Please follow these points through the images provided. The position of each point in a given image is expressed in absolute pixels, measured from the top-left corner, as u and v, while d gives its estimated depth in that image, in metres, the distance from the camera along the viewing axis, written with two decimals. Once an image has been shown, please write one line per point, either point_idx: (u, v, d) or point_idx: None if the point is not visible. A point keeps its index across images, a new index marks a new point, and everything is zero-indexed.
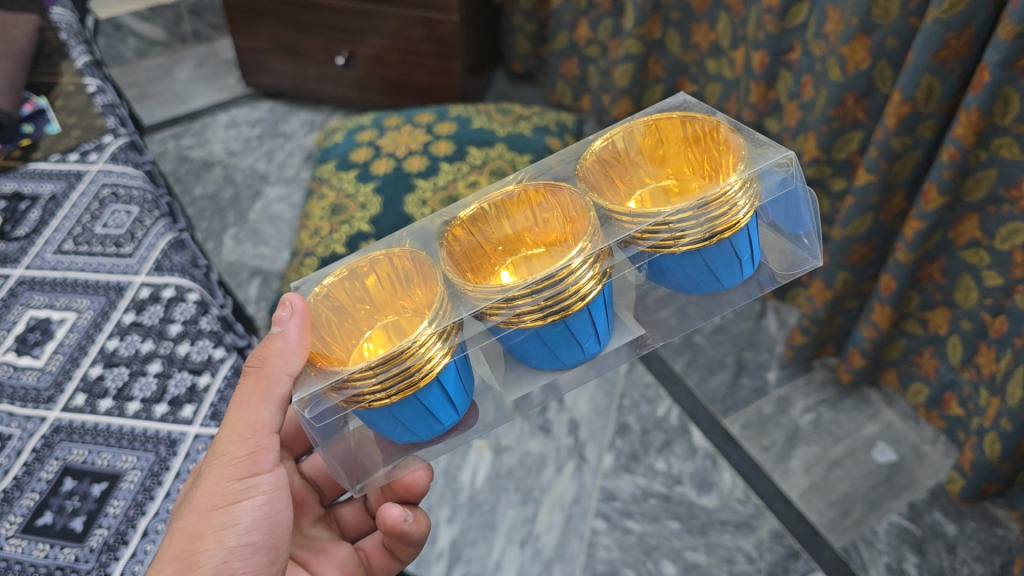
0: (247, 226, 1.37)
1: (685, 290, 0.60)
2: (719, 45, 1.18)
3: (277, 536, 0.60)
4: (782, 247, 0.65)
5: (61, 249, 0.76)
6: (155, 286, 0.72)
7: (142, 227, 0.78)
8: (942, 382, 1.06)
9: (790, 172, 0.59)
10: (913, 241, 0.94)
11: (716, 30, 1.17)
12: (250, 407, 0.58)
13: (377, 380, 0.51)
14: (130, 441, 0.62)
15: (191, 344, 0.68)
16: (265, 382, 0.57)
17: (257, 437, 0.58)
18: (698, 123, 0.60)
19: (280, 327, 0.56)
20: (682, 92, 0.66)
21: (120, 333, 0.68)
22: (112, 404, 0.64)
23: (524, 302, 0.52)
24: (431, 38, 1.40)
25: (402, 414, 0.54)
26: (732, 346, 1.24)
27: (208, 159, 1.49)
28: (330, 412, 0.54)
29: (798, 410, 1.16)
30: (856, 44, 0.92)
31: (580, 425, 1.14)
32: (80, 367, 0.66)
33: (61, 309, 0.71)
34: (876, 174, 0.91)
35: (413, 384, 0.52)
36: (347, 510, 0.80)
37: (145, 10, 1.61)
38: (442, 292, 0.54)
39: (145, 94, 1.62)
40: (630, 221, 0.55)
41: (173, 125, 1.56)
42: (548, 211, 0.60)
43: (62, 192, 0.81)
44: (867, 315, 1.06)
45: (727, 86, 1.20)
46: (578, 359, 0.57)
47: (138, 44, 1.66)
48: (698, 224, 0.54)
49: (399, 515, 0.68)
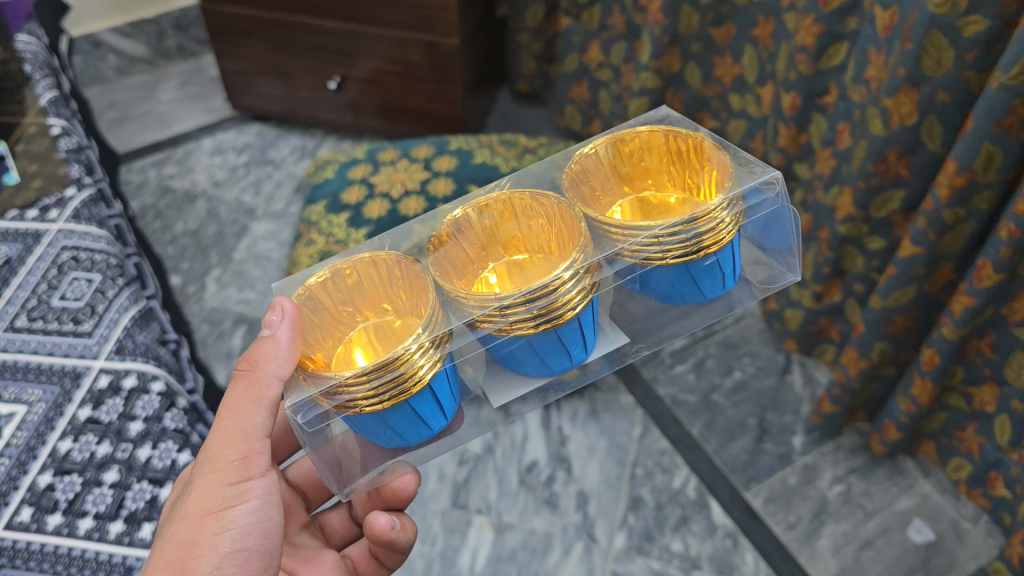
0: (232, 267, 1.28)
1: (664, 298, 0.58)
2: (743, 79, 1.06)
3: (269, 542, 0.58)
4: (756, 258, 0.63)
5: (12, 325, 0.61)
6: (114, 374, 0.57)
7: (103, 299, 0.63)
8: (987, 461, 0.96)
9: (775, 191, 0.56)
10: (961, 317, 0.83)
11: (742, 63, 1.05)
12: (242, 413, 0.56)
13: (372, 387, 0.48)
14: (79, 568, 0.47)
15: (155, 447, 0.54)
16: (256, 386, 0.55)
17: (249, 444, 0.56)
18: (683, 138, 0.59)
19: (271, 331, 0.54)
20: (666, 107, 0.64)
21: (74, 432, 0.54)
22: (61, 522, 0.49)
23: (519, 311, 0.51)
24: (427, 61, 1.29)
25: (394, 422, 0.52)
26: (754, 406, 1.13)
27: (191, 191, 1.39)
28: (319, 418, 0.51)
29: (826, 481, 1.06)
30: (901, 96, 0.80)
31: (589, 498, 1.05)
32: (27, 474, 0.51)
33: (7, 400, 0.55)
34: (923, 247, 0.81)
35: (406, 390, 0.49)
36: (333, 517, 0.77)
37: (125, 25, 1.51)
38: (434, 296, 0.52)
39: (125, 117, 1.52)
40: (620, 235, 0.53)
41: (154, 151, 1.46)
42: (537, 217, 0.58)
43: (17, 254, 0.66)
44: (905, 387, 0.96)
45: (751, 124, 1.09)
46: (564, 366, 0.56)
47: (118, 61, 1.56)
48: (686, 238, 0.53)
49: (388, 524, 0.65)
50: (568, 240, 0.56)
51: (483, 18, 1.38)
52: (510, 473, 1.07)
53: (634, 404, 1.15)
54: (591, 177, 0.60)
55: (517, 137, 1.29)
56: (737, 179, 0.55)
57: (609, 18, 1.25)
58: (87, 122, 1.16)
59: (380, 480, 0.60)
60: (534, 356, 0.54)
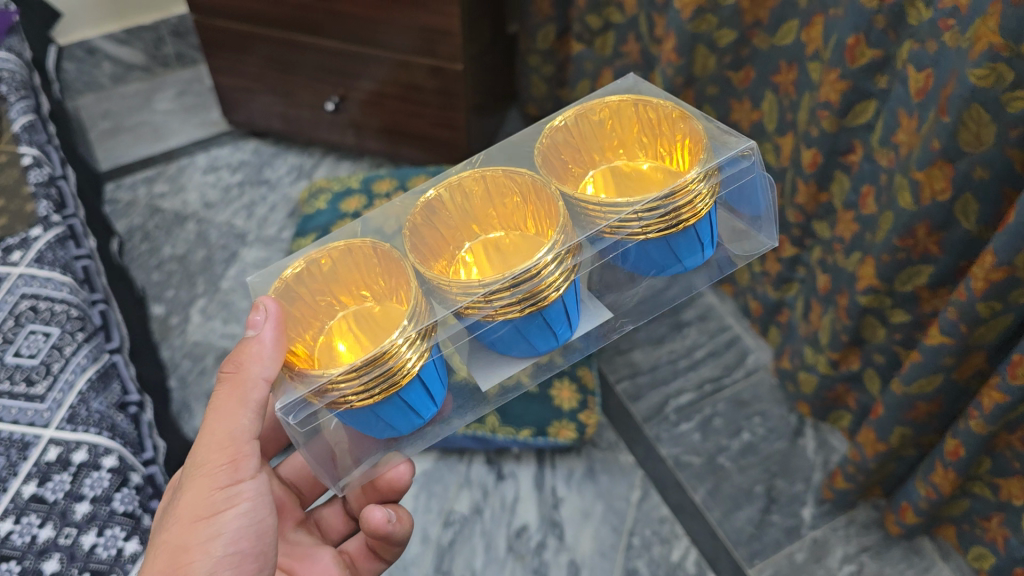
0: (218, 297, 1.22)
1: (648, 273, 0.61)
2: (762, 126, 0.98)
3: (264, 543, 0.59)
4: (735, 224, 0.66)
5: None
6: None
7: None
8: (1013, 556, 0.88)
9: (751, 161, 0.59)
10: (991, 412, 0.76)
11: (761, 109, 0.97)
12: (229, 416, 0.57)
13: (361, 382, 0.51)
14: None
15: None
16: (239, 388, 0.56)
17: (236, 447, 0.57)
18: (654, 110, 0.61)
19: (255, 331, 0.54)
20: (632, 75, 0.67)
21: None
22: None
23: (504, 296, 0.53)
24: (430, 85, 1.22)
25: (386, 413, 0.55)
26: (762, 472, 1.06)
27: (182, 211, 1.33)
28: (312, 417, 0.54)
29: (836, 560, 0.98)
30: (934, 170, 0.73)
31: (580, 569, 0.98)
32: None
33: None
34: (952, 338, 0.74)
35: (395, 382, 0.53)
36: (328, 514, 0.77)
37: (121, 32, 1.45)
38: (417, 285, 0.55)
39: (118, 128, 1.46)
40: (600, 214, 0.56)
41: (146, 166, 1.40)
42: (514, 197, 0.60)
43: None
44: (925, 473, 0.88)
45: (770, 173, 1.01)
46: (550, 344, 0.58)
47: (114, 68, 1.50)
48: (663, 213, 0.56)
49: (382, 516, 0.67)
50: (546, 218, 0.58)
51: (491, 39, 1.30)
52: (497, 538, 1.01)
53: (634, 464, 1.08)
54: (563, 159, 0.63)
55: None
56: (712, 150, 0.58)
57: (623, 45, 1.18)
58: (64, 144, 1.10)
59: (373, 471, 0.65)
60: (521, 339, 0.56)
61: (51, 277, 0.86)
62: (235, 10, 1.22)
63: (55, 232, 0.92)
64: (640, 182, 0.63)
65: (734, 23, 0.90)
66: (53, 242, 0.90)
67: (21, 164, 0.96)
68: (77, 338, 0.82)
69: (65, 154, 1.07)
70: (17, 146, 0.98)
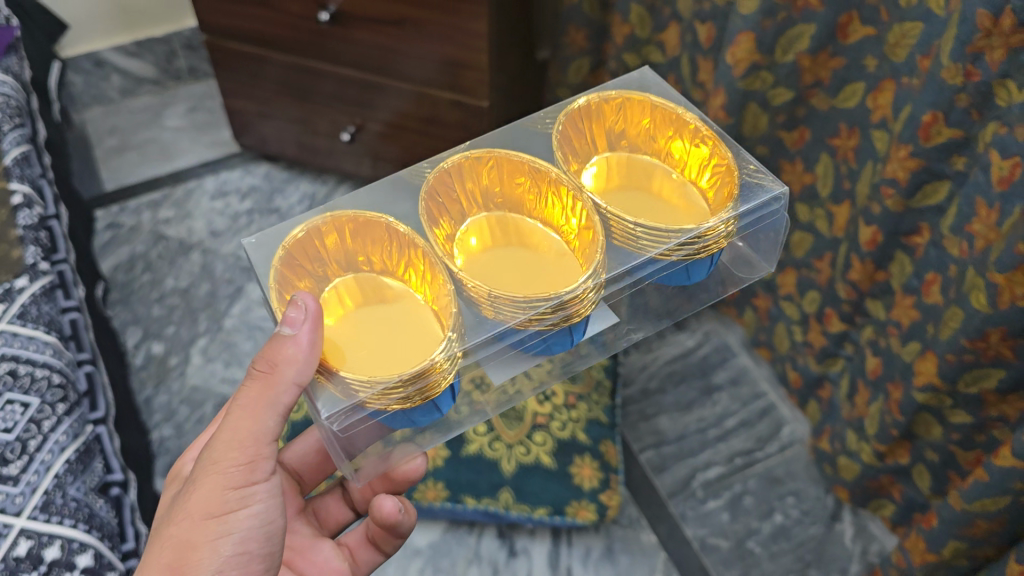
0: (220, 337, 1.15)
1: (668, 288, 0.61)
2: (814, 191, 0.90)
3: (273, 542, 0.55)
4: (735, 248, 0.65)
5: None
6: None
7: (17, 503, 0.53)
8: None
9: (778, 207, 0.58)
10: None
11: (814, 173, 0.88)
12: (258, 414, 0.51)
13: (405, 394, 0.50)
14: None
15: None
16: (271, 388, 0.50)
17: (258, 447, 0.52)
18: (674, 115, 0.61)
19: (292, 330, 0.48)
20: (640, 71, 0.67)
21: None
22: None
23: (547, 319, 0.52)
24: (449, 120, 1.14)
25: (418, 416, 0.53)
26: (795, 560, 0.97)
27: (187, 240, 1.26)
28: (355, 421, 0.50)
29: None
30: (1016, 274, 0.64)
31: None
32: None
33: None
34: None
35: (432, 394, 0.51)
36: (328, 502, 0.74)
37: (131, 44, 1.38)
38: (452, 290, 0.53)
39: (125, 145, 1.39)
40: (638, 246, 0.55)
41: (152, 188, 1.33)
42: (528, 174, 0.59)
43: None
44: None
45: (819, 241, 0.92)
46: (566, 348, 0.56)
47: (123, 81, 1.43)
48: (701, 246, 0.55)
49: (393, 508, 0.64)
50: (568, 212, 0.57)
51: (519, 70, 1.22)
52: None
53: (657, 545, 1.00)
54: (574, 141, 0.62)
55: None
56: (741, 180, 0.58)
57: None
58: (59, 175, 1.03)
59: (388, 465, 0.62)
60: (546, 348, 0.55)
61: (35, 337, 0.79)
62: (245, 33, 1.14)
63: (42, 281, 0.84)
64: (654, 188, 0.61)
65: (790, 82, 0.81)
66: (39, 294, 0.83)
67: (10, 203, 0.89)
68: (57, 410, 0.75)
69: (58, 186, 1.00)
70: (8, 181, 0.91)
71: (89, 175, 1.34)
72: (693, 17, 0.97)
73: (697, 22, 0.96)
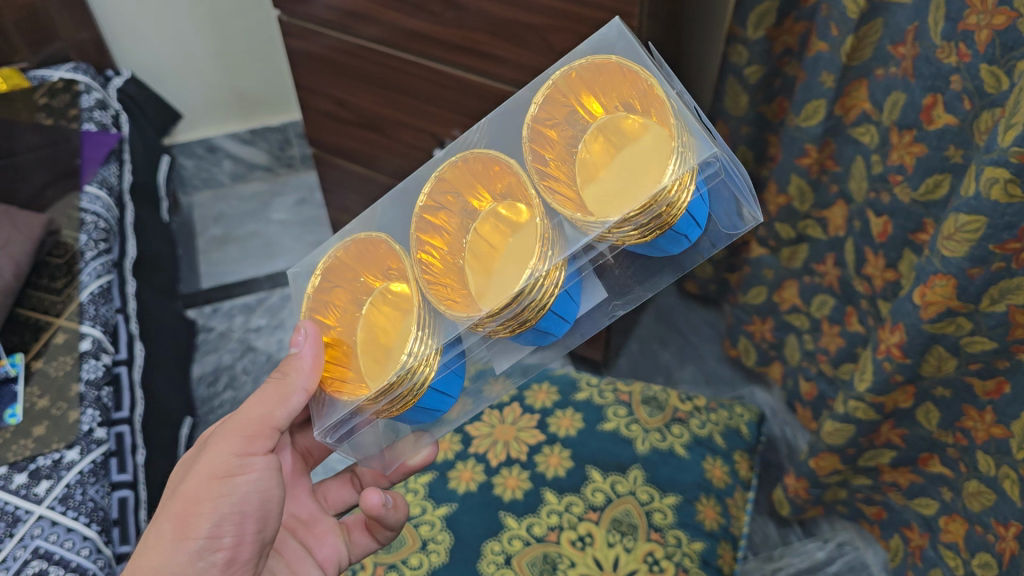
0: None
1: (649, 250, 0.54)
2: (1008, 448, 0.72)
3: (268, 513, 0.52)
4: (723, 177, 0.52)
5: None
6: None
7: None
8: None
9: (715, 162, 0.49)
10: None
11: (1011, 432, 0.72)
12: (265, 403, 0.52)
13: (378, 403, 0.52)
14: None
15: None
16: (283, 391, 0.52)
17: (267, 430, 0.52)
18: (628, 87, 0.51)
19: (296, 347, 0.53)
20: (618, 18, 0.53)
21: None
22: None
23: (490, 323, 0.52)
24: None
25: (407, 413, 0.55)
26: None
27: (274, 354, 1.20)
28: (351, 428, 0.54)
29: None
30: None
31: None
32: None
33: None
34: None
35: (405, 402, 0.52)
36: (332, 484, 0.69)
37: (245, 132, 1.37)
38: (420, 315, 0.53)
39: (228, 237, 1.37)
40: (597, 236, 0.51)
41: (248, 292, 1.29)
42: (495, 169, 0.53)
43: None
44: None
45: (1002, 504, 0.74)
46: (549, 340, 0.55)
47: (234, 167, 1.42)
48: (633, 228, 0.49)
49: (381, 502, 0.59)
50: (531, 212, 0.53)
51: None
52: None
53: None
54: (534, 134, 0.52)
55: (664, 388, 0.85)
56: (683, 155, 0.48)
57: (818, 263, 0.95)
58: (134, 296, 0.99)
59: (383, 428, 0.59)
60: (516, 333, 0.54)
61: (74, 531, 0.71)
62: (355, 153, 1.08)
63: (94, 454, 0.78)
64: (612, 152, 0.52)
65: (995, 335, 0.67)
66: (87, 472, 0.76)
67: (77, 350, 0.84)
68: None
69: (134, 308, 0.97)
70: (79, 324, 0.86)
71: (189, 269, 1.33)
72: (865, 204, 0.83)
73: (871, 211, 0.82)
